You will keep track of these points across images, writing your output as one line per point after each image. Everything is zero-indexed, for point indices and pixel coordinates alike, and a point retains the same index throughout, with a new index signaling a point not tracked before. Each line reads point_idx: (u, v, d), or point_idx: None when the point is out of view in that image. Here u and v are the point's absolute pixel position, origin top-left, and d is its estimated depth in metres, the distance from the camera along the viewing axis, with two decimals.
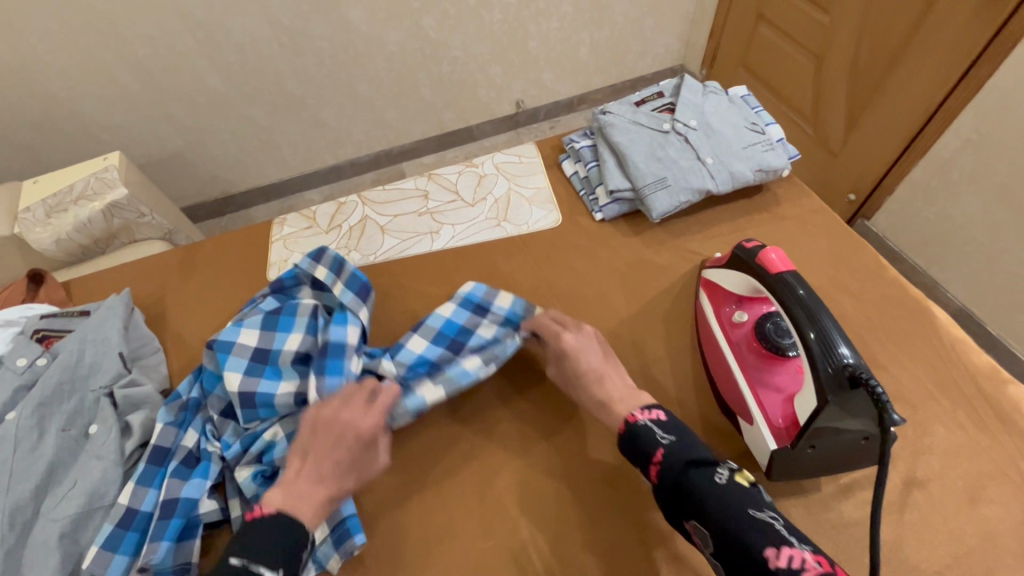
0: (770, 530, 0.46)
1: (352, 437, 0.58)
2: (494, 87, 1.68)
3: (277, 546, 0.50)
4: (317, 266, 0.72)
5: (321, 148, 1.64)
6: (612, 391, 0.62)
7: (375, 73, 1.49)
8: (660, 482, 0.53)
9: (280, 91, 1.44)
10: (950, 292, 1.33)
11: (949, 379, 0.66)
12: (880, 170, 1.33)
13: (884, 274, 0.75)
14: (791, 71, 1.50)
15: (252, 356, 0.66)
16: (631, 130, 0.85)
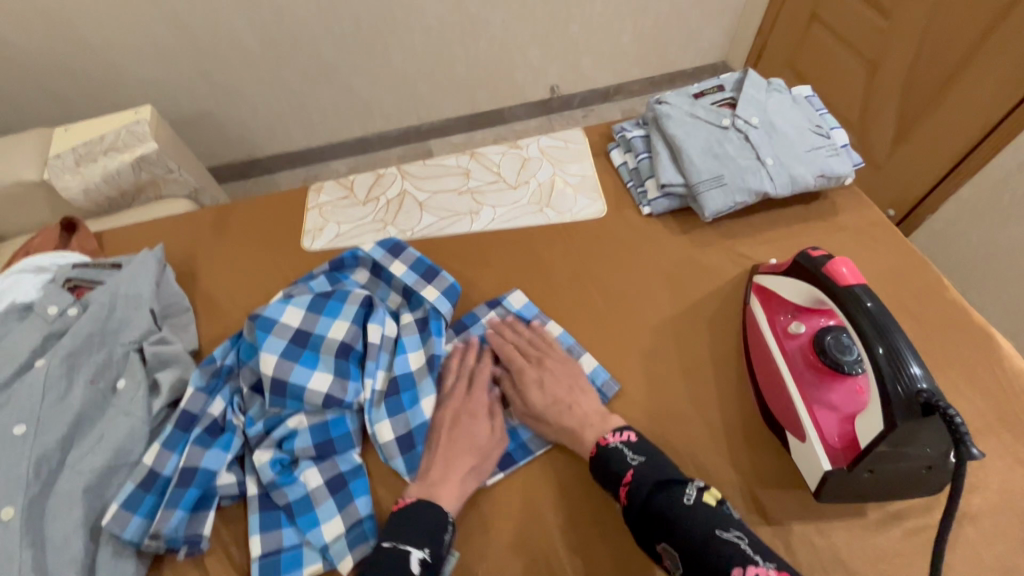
0: (734, 552, 0.45)
1: (475, 439, 0.61)
2: (531, 69, 1.64)
3: (424, 532, 0.53)
4: (392, 258, 0.74)
5: (349, 118, 1.61)
6: (566, 422, 0.61)
7: (410, 47, 1.46)
8: (630, 504, 0.53)
9: (313, 57, 1.41)
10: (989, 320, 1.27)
11: (1011, 412, 0.63)
12: (926, 187, 1.27)
13: (945, 295, 0.72)
14: (842, 76, 1.44)
15: (293, 334, 0.64)
16: (688, 123, 0.82)
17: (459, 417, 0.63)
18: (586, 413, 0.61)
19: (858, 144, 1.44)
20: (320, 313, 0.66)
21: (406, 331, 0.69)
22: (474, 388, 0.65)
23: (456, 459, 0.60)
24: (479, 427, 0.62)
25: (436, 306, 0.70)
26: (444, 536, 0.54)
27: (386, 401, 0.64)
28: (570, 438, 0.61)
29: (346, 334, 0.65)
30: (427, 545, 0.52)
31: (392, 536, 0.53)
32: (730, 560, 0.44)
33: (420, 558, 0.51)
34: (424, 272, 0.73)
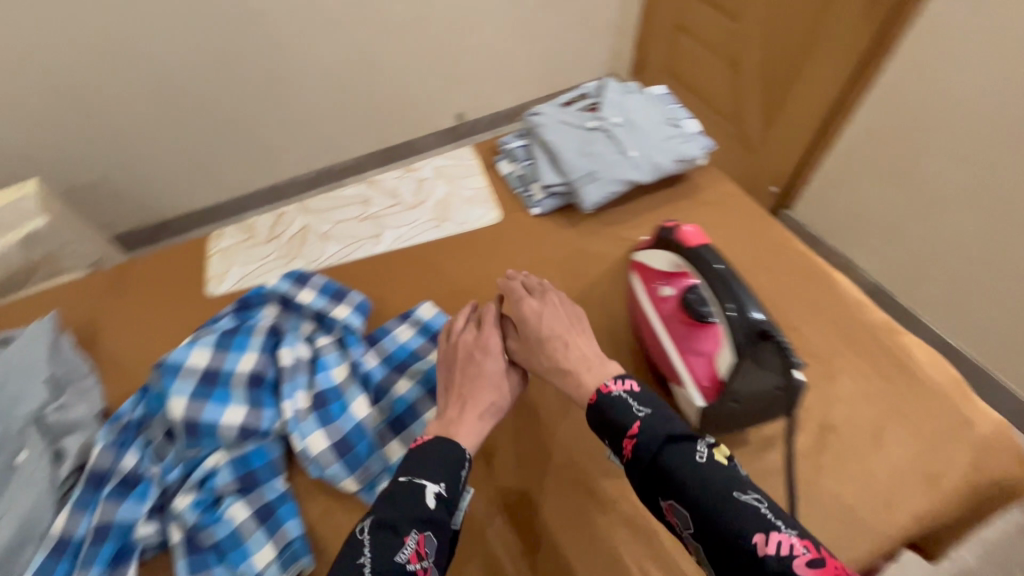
0: (755, 516, 0.48)
1: (492, 375, 0.65)
2: (434, 100, 1.70)
3: (446, 467, 0.56)
4: (299, 288, 0.76)
5: (259, 168, 1.60)
6: (562, 358, 0.64)
7: (312, 90, 1.49)
8: (636, 456, 0.54)
9: (213, 110, 1.42)
10: (865, 270, 1.41)
11: (852, 334, 0.74)
12: (790, 164, 1.44)
13: (790, 247, 0.83)
14: (709, 76, 1.62)
15: (201, 373, 0.65)
16: (559, 129, 0.92)
17: (472, 355, 0.66)
18: (584, 351, 0.64)
19: (732, 133, 1.60)
20: (227, 349, 0.67)
21: (325, 350, 0.71)
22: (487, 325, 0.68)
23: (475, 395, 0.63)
24: (493, 362, 0.66)
25: (348, 322, 0.73)
26: (459, 472, 0.57)
27: (314, 413, 0.65)
28: (569, 374, 0.63)
29: (256, 364, 0.67)
30: (442, 481, 0.56)
31: (407, 471, 0.57)
32: (752, 526, 0.47)
33: (436, 492, 0.55)
34: (333, 295, 0.76)
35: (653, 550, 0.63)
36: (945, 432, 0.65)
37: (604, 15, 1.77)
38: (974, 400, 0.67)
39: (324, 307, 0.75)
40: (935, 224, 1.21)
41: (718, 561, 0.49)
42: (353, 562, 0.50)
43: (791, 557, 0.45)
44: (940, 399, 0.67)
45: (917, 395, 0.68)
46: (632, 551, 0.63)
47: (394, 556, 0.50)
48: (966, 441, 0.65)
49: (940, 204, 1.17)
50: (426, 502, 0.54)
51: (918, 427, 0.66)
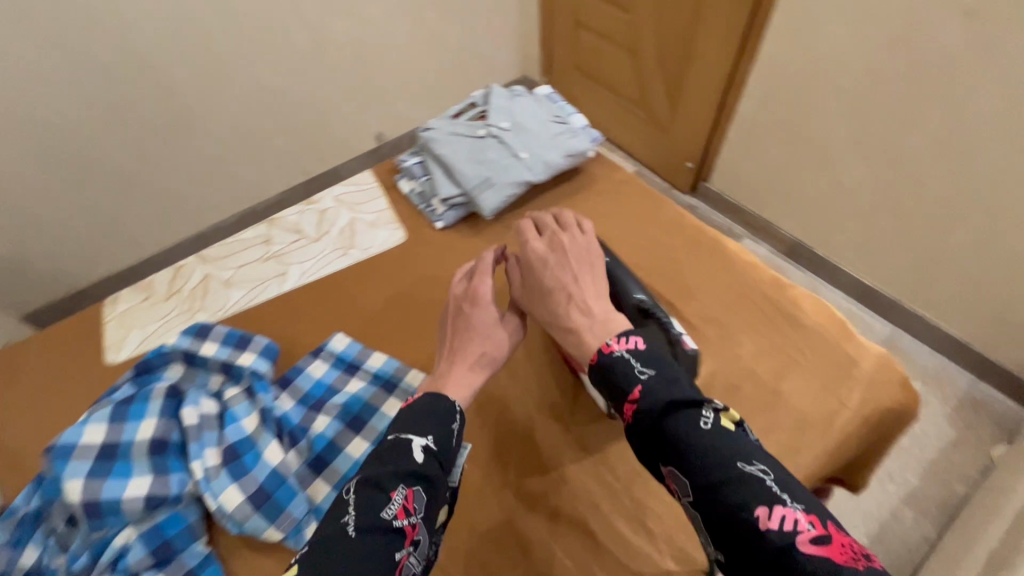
0: (760, 487, 0.42)
1: (483, 325, 0.64)
2: (350, 124, 1.65)
3: (433, 418, 0.55)
4: (201, 342, 0.74)
5: (171, 220, 1.53)
6: (565, 312, 0.61)
7: (216, 133, 1.44)
8: (636, 421, 0.49)
9: (112, 167, 1.36)
10: (781, 228, 1.49)
11: (746, 295, 0.78)
12: (702, 138, 1.50)
13: (685, 222, 0.88)
14: (610, 66, 1.65)
15: (97, 450, 0.62)
16: (451, 140, 0.93)
17: (463, 309, 0.66)
18: (584, 301, 0.61)
19: (642, 117, 1.66)
20: (124, 420, 0.64)
21: (234, 401, 0.69)
22: (480, 274, 0.68)
23: (464, 348, 0.63)
24: (485, 314, 0.65)
25: (255, 368, 0.71)
26: (450, 427, 0.56)
27: (225, 468, 0.63)
28: (568, 328, 0.60)
29: (156, 429, 0.64)
30: (429, 434, 0.54)
31: (394, 428, 0.54)
32: (756, 498, 0.42)
33: (423, 445, 0.53)
34: (237, 343, 0.74)
35: (587, 542, 0.61)
36: (835, 374, 0.70)
37: (505, 19, 1.79)
38: (856, 338, 0.72)
39: (229, 356, 0.73)
40: (829, 178, 1.29)
41: (718, 537, 0.43)
42: (337, 521, 0.47)
43: (796, 534, 0.39)
44: (827, 344, 0.72)
45: (807, 343, 0.73)
46: (565, 547, 0.61)
47: (380, 512, 0.47)
48: (854, 378, 0.69)
49: (834, 158, 1.24)
50: (414, 454, 0.52)
51: (812, 371, 0.71)
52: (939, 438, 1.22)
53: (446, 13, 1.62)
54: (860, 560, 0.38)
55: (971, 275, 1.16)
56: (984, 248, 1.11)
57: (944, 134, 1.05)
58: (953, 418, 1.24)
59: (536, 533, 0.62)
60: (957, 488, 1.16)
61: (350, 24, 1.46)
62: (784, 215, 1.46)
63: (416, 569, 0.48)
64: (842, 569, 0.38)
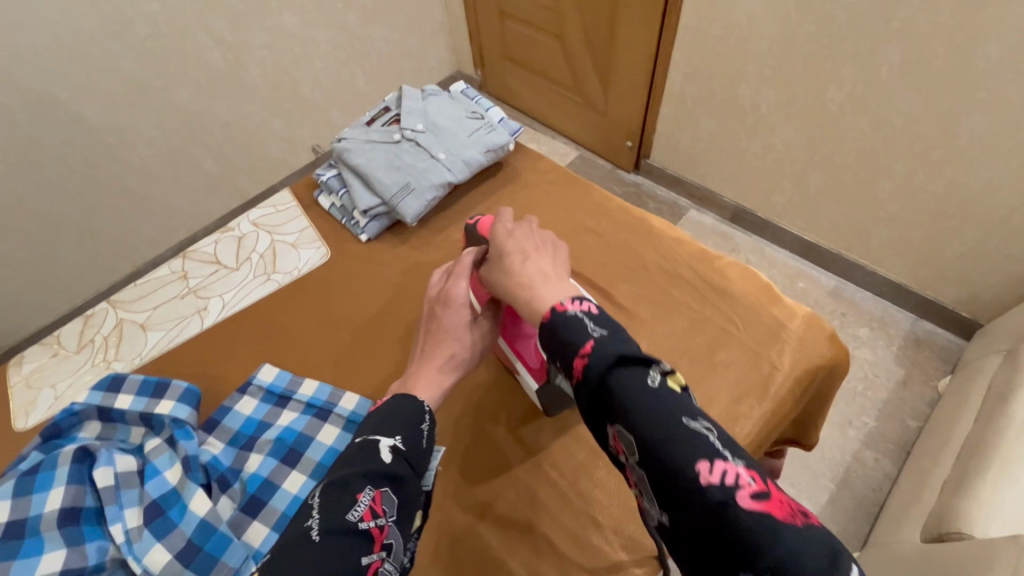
0: (703, 444, 0.39)
1: (454, 326, 0.61)
2: (282, 140, 1.58)
3: (402, 417, 0.52)
4: (114, 395, 0.69)
5: (98, 262, 1.44)
6: (515, 274, 0.56)
7: (135, 167, 1.35)
8: (585, 378, 0.45)
9: (23, 215, 1.26)
10: (724, 196, 1.51)
11: (675, 272, 0.78)
12: (639, 116, 1.50)
13: (612, 205, 0.87)
14: (542, 53, 1.63)
15: (1, 530, 0.57)
16: (366, 149, 0.90)
17: (436, 311, 0.63)
18: (540, 268, 0.57)
19: (579, 102, 1.65)
20: (29, 492, 0.59)
21: (154, 454, 0.64)
22: (457, 273, 0.65)
23: (435, 348, 0.60)
24: (456, 314, 0.62)
25: (175, 415, 0.67)
26: (419, 426, 0.53)
27: (148, 527, 0.58)
28: (518, 290, 0.55)
29: (67, 497, 0.59)
30: (398, 433, 0.51)
31: (362, 432, 0.52)
32: (697, 455, 0.39)
33: (391, 445, 0.50)
34: (154, 390, 0.70)
35: (536, 544, 0.60)
36: (765, 338, 0.70)
37: (428, 16, 1.74)
38: (783, 301, 0.73)
39: (146, 407, 0.68)
40: (762, 143, 1.31)
41: (662, 499, 0.40)
42: (301, 526, 0.43)
43: (737, 488, 0.37)
44: (756, 310, 0.73)
45: (737, 311, 0.73)
46: (514, 553, 0.60)
47: (347, 514, 0.44)
48: (784, 339, 0.70)
49: (765, 122, 1.26)
50: (382, 455, 0.49)
51: (744, 339, 0.71)
52: (890, 380, 1.27)
53: (367, 15, 1.56)
54: (799, 517, 0.36)
55: (902, 222, 1.20)
56: (912, 194, 1.15)
57: (863, 89, 1.07)
58: (900, 358, 1.29)
59: (485, 542, 0.61)
60: (911, 423, 1.21)
61: (265, 36, 1.39)
62: (725, 183, 1.48)
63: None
64: (781, 526, 0.35)
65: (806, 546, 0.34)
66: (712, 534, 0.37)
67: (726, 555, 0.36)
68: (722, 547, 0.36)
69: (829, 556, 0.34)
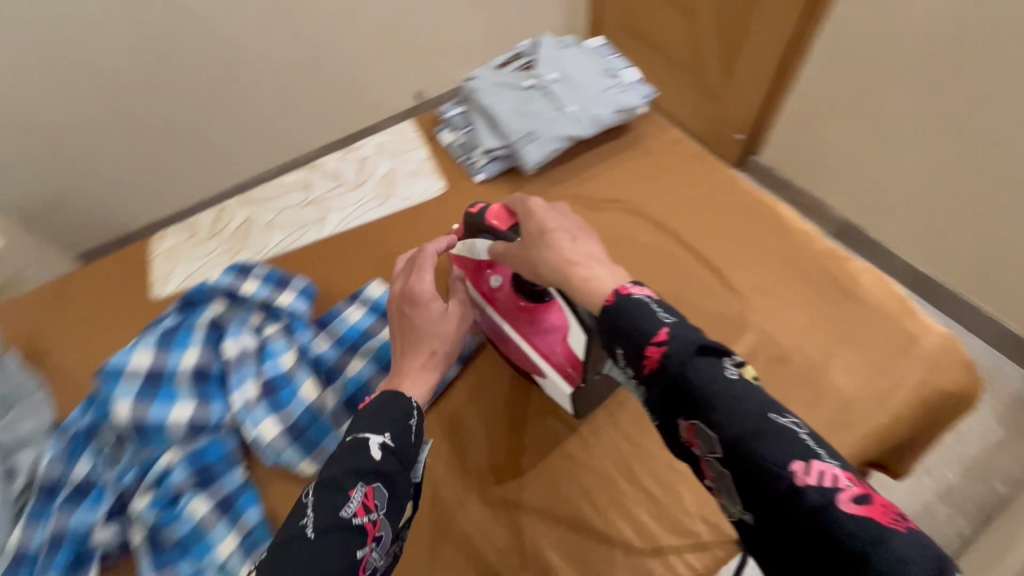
0: (794, 440, 0.37)
1: (428, 322, 0.59)
2: (388, 86, 1.52)
3: (389, 416, 0.51)
4: (242, 280, 0.74)
5: (209, 171, 1.45)
6: (567, 253, 0.54)
7: (261, 86, 1.35)
8: (661, 367, 0.43)
9: (147, 113, 1.27)
10: (831, 209, 1.39)
11: (799, 266, 0.74)
12: (755, 107, 1.35)
13: (739, 187, 0.83)
14: (662, 30, 1.46)
15: (144, 374, 0.64)
16: (496, 92, 0.90)
17: (404, 306, 0.60)
18: (592, 250, 0.54)
19: (693, 85, 1.48)
20: (170, 348, 0.67)
21: (272, 338, 0.70)
22: (420, 265, 0.61)
23: (413, 347, 0.59)
24: (428, 309, 0.59)
25: (294, 309, 0.73)
26: (407, 423, 0.52)
27: (263, 401, 0.65)
28: (572, 270, 0.52)
29: (199, 358, 0.66)
30: (387, 430, 0.50)
31: (352, 430, 0.51)
32: (788, 450, 0.37)
33: (381, 443, 0.49)
34: (277, 283, 0.75)
35: (608, 494, 0.62)
36: (892, 351, 0.67)
37: None
38: (920, 317, 0.68)
39: (269, 296, 0.73)
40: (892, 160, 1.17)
41: (747, 496, 0.39)
42: (295, 523, 0.45)
43: (837, 489, 0.35)
44: (886, 320, 0.68)
45: (862, 318, 0.69)
46: (587, 497, 0.62)
47: (339, 512, 0.45)
48: (911, 356, 0.66)
49: (904, 136, 1.13)
50: (371, 453, 0.49)
51: (865, 347, 0.67)
52: (985, 437, 1.16)
53: None
54: (903, 521, 0.34)
55: None
56: None
57: None
58: (1002, 419, 1.17)
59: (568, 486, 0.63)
60: (998, 488, 1.11)
61: None
62: (838, 194, 1.35)
63: (380, 563, 0.47)
64: (885, 529, 0.33)
65: (916, 556, 0.32)
66: (808, 534, 0.35)
67: (827, 559, 0.34)
68: (822, 553, 0.34)
69: (938, 564, 0.32)
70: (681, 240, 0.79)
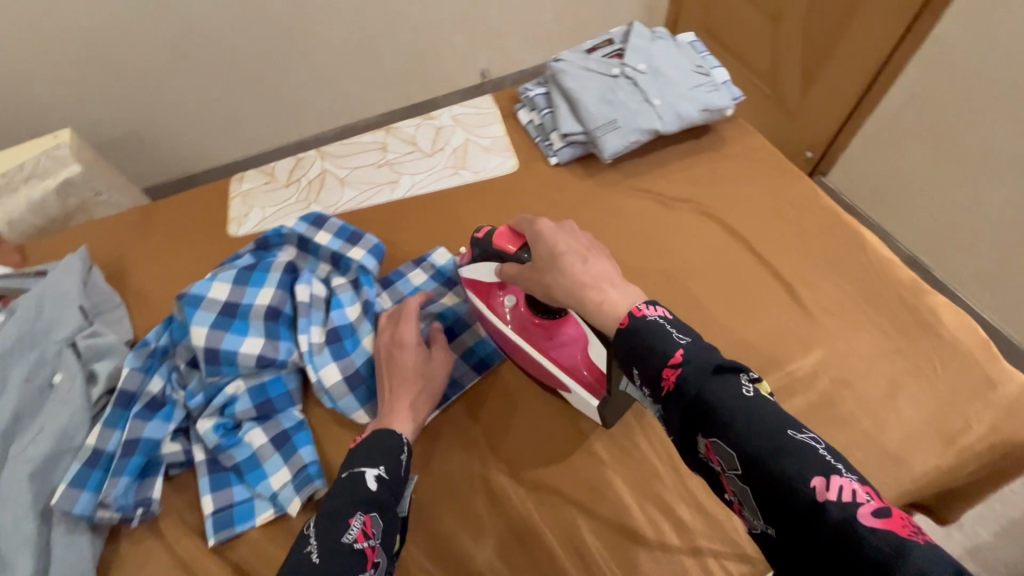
0: (813, 455, 0.36)
1: (413, 367, 0.62)
2: (458, 56, 1.52)
3: (383, 450, 0.54)
4: (316, 230, 0.77)
5: (275, 129, 1.48)
6: (580, 275, 0.50)
7: (337, 47, 1.36)
8: (678, 391, 0.41)
9: (221, 63, 1.28)
10: (898, 242, 1.29)
11: (876, 291, 0.71)
12: (832, 127, 1.28)
13: (820, 203, 0.80)
14: (747, 34, 1.39)
15: (221, 306, 0.67)
16: (582, 75, 0.88)
17: (391, 352, 0.64)
18: (607, 272, 0.50)
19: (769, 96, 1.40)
20: (246, 284, 0.69)
21: (340, 290, 0.72)
22: (404, 316, 0.65)
23: (401, 389, 0.62)
24: (413, 355, 0.63)
25: (363, 264, 0.74)
26: (399, 457, 0.55)
27: (328, 348, 0.68)
28: (584, 294, 0.49)
29: (273, 299, 0.69)
30: (381, 463, 0.53)
31: (348, 465, 0.53)
32: (806, 466, 0.35)
33: (376, 474, 0.52)
34: (349, 237, 0.77)
35: (652, 492, 0.62)
36: (967, 392, 0.64)
37: None
38: (1001, 362, 0.65)
39: (341, 249, 0.75)
40: (971, 203, 1.10)
41: (771, 513, 0.36)
42: (299, 551, 0.46)
43: (859, 505, 0.33)
44: (962, 360, 0.66)
45: (937, 354, 0.66)
46: (629, 490, 0.62)
47: (340, 536, 0.46)
48: (986, 401, 0.63)
49: (993, 176, 1.05)
50: (367, 483, 0.51)
51: (938, 385, 0.65)
52: None
53: None
54: (923, 535, 0.32)
55: None
56: None
57: None
58: None
59: (613, 479, 0.63)
60: None
61: None
62: (903, 229, 1.27)
63: None
64: (908, 545, 0.31)
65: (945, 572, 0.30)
66: (836, 554, 0.33)
67: None
68: (850, 573, 0.32)
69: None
70: (754, 250, 0.77)
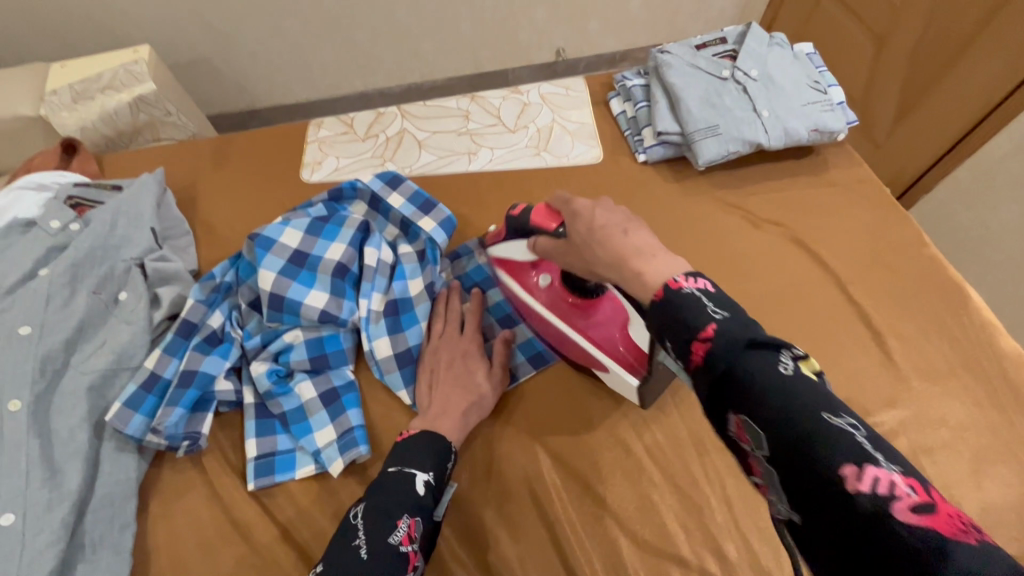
0: (849, 441, 0.30)
1: (471, 377, 0.62)
2: (538, 30, 1.46)
3: (433, 453, 0.54)
4: (390, 190, 0.74)
5: (340, 76, 1.45)
6: (618, 245, 0.45)
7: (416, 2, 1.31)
8: (707, 366, 0.35)
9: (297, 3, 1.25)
10: None
11: (974, 357, 0.66)
12: (921, 165, 1.18)
13: (924, 250, 0.74)
14: (848, 53, 1.29)
15: (291, 253, 0.66)
16: (688, 72, 0.83)
17: (451, 358, 0.64)
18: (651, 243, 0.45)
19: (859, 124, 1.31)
20: (317, 235, 0.68)
21: (407, 258, 0.71)
22: (466, 323, 0.66)
23: (452, 393, 0.61)
24: (473, 365, 0.63)
25: (432, 237, 0.70)
26: (446, 464, 0.55)
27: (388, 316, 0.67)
28: (622, 264, 0.43)
29: (342, 255, 0.68)
30: (431, 469, 0.53)
31: (397, 461, 0.53)
32: (837, 452, 0.30)
33: (425, 480, 0.52)
34: (422, 205, 0.73)
35: (702, 524, 0.59)
36: None
37: None
38: None
39: (413, 215, 0.72)
40: None
41: (797, 499, 0.31)
42: (347, 545, 0.46)
43: (894, 496, 0.28)
44: None
45: None
46: (677, 519, 0.59)
47: (387, 537, 0.46)
48: None
49: None
50: (416, 487, 0.51)
51: None
52: None
53: None
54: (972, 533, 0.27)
55: None
56: None
57: None
58: None
59: (662, 505, 0.60)
60: None
61: None
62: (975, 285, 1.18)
63: None
64: (948, 543, 0.26)
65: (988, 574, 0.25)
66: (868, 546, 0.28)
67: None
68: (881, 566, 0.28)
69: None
70: (844, 289, 0.72)
